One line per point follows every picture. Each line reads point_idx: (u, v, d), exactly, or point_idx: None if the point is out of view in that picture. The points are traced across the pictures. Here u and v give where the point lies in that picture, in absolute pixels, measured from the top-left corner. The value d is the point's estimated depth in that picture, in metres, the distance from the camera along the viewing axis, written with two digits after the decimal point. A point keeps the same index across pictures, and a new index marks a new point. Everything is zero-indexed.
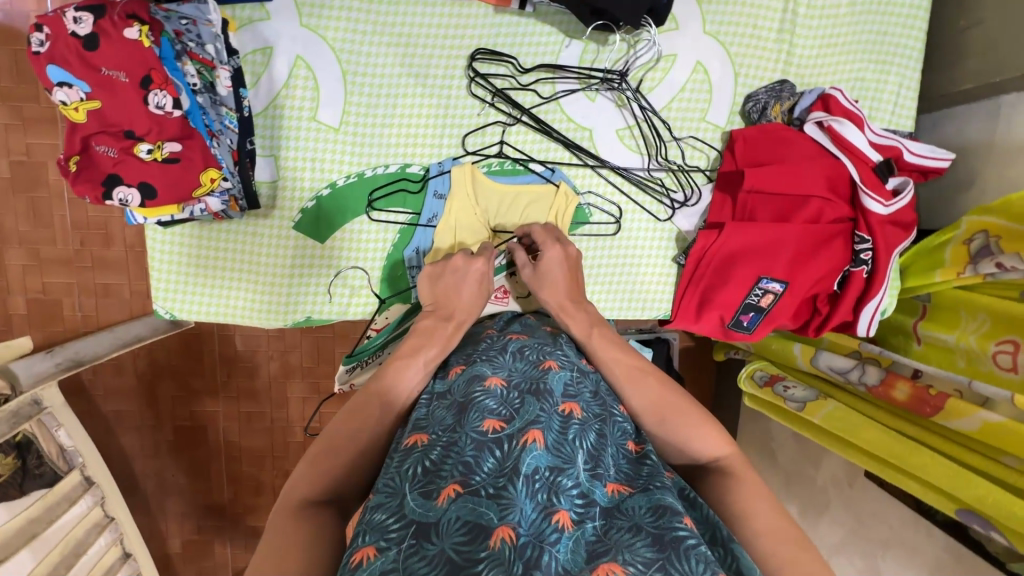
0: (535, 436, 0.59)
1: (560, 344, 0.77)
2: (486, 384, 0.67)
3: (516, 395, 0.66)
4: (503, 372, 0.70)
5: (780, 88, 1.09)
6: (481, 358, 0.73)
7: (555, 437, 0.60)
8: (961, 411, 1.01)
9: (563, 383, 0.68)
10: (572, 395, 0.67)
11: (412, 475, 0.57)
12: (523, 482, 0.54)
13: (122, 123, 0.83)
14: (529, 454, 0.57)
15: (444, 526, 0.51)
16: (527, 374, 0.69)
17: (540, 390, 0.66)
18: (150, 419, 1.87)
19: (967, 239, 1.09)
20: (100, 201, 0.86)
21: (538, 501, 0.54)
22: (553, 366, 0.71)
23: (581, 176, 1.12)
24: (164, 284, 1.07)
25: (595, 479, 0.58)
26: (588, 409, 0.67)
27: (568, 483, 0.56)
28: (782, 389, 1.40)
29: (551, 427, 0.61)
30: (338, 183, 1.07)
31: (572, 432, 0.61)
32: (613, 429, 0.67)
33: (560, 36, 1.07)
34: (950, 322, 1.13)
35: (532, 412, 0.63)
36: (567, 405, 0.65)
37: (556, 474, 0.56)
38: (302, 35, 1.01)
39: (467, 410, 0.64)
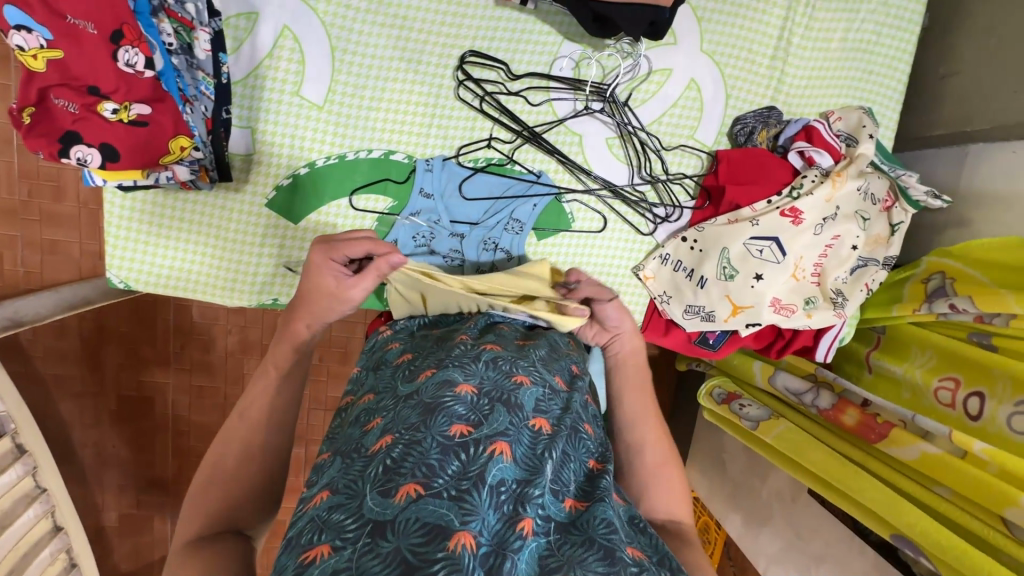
0: (503, 448, 0.59)
1: (533, 359, 0.77)
2: (456, 390, 0.65)
3: (485, 400, 0.65)
4: (475, 379, 0.68)
5: (768, 114, 1.11)
6: (453, 363, 0.70)
7: (523, 451, 0.61)
8: (903, 442, 1.06)
9: (535, 399, 0.69)
10: (543, 410, 0.69)
11: (373, 475, 0.56)
12: (488, 492, 0.55)
13: (86, 77, 0.77)
14: (495, 465, 0.57)
15: (402, 524, 0.50)
16: (499, 383, 0.68)
17: (512, 402, 0.65)
18: (93, 386, 1.77)
19: (925, 279, 1.14)
20: (56, 156, 0.81)
21: (504, 511, 0.54)
22: (526, 380, 0.71)
23: (568, 181, 1.11)
24: (120, 252, 1.01)
25: (555, 494, 0.59)
26: (558, 423, 0.68)
27: (534, 493, 0.56)
28: (737, 407, 1.44)
29: (519, 441, 0.62)
30: (317, 163, 1.03)
31: (539, 447, 0.63)
32: (578, 444, 0.68)
33: (559, 38, 1.06)
34: (901, 354, 1.18)
35: (500, 423, 0.62)
36: (538, 420, 0.66)
37: (524, 485, 0.57)
38: (291, 3, 0.96)
39: (434, 412, 0.62)
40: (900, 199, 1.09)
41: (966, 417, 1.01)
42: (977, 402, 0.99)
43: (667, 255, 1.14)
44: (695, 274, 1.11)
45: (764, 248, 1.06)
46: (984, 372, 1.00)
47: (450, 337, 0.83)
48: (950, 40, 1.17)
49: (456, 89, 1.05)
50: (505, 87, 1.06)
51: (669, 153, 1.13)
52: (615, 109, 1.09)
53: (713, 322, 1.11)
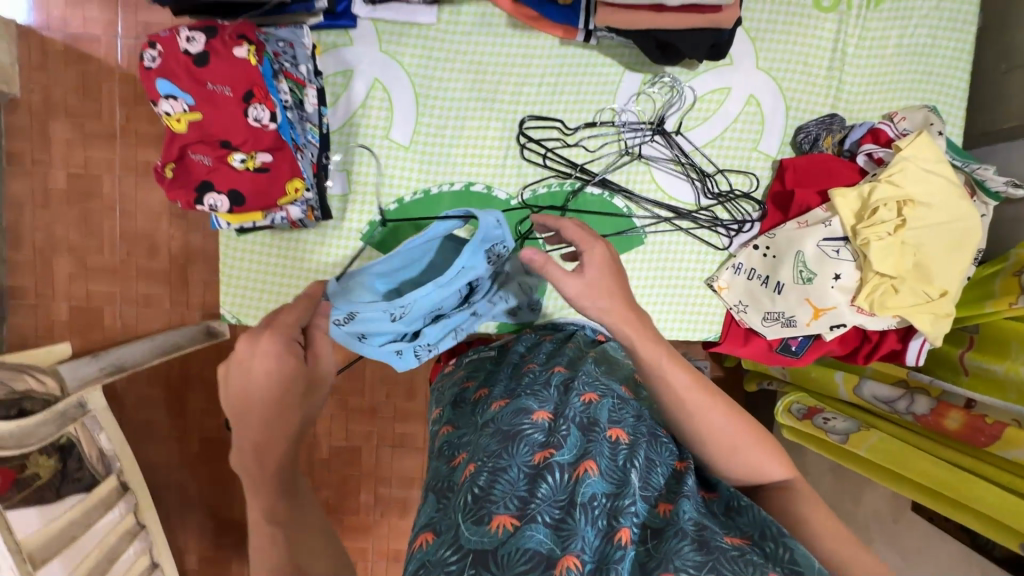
0: (589, 466, 0.61)
1: (596, 375, 0.80)
2: (533, 418, 0.67)
3: (563, 423, 0.67)
4: (549, 406, 0.71)
5: (831, 121, 1.14)
6: (526, 393, 0.73)
7: (607, 462, 0.64)
8: (1019, 441, 1.02)
9: (606, 411, 0.71)
10: (617, 421, 0.71)
11: (464, 505, 0.59)
12: (581, 511, 0.57)
13: (220, 133, 0.89)
14: (584, 483, 0.59)
15: (509, 554, 0.52)
16: (569, 406, 0.70)
17: (585, 424, 0.68)
18: (179, 431, 1.88)
19: (1018, 271, 1.11)
20: (191, 204, 0.93)
21: (599, 527, 0.57)
22: (593, 397, 0.73)
23: (634, 205, 1.16)
24: (233, 289, 1.11)
25: (647, 500, 0.61)
26: (634, 432, 0.71)
27: (628, 506, 0.58)
28: (822, 421, 1.43)
29: (600, 453, 0.64)
30: (405, 199, 1.12)
31: (620, 457, 0.65)
32: (660, 448, 0.71)
33: (620, 68, 1.13)
34: (1000, 352, 1.14)
35: (579, 444, 0.65)
36: (615, 431, 0.69)
37: (614, 500, 0.59)
38: (381, 59, 1.09)
39: (515, 440, 0.64)
40: (979, 192, 1.10)
41: None
42: None
43: (739, 264, 1.16)
44: (770, 280, 1.11)
45: (840, 248, 1.04)
46: None
47: (519, 367, 0.87)
48: (1007, 37, 1.18)
49: (521, 127, 1.13)
50: (563, 124, 1.13)
51: (731, 174, 1.16)
52: (668, 139, 1.14)
53: (795, 327, 1.10)
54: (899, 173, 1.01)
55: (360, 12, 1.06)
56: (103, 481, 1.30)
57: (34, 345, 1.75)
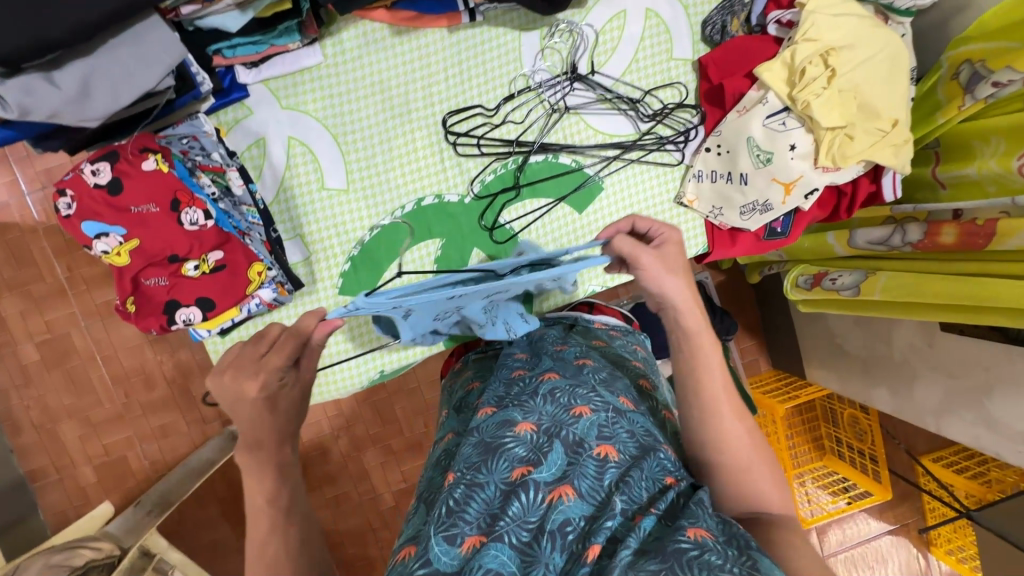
0: (565, 490, 0.61)
1: (593, 383, 0.76)
2: (516, 431, 0.68)
3: (546, 438, 0.67)
4: (534, 416, 0.71)
5: (731, 3, 1.12)
6: (513, 403, 0.73)
7: (590, 483, 0.62)
8: (1013, 230, 1.04)
9: (597, 426, 0.68)
10: (609, 435, 0.68)
11: (437, 517, 0.60)
12: (548, 537, 0.57)
13: (163, 250, 0.87)
14: (558, 507, 0.60)
15: (471, 572, 0.54)
16: (558, 419, 0.69)
17: (570, 441, 0.66)
18: (246, 537, 1.89)
19: (954, 74, 1.12)
20: (167, 327, 0.91)
21: (568, 550, 0.57)
22: (585, 409, 0.70)
23: (581, 156, 1.15)
24: None
25: (627, 514, 0.60)
26: (626, 450, 0.67)
27: (602, 523, 0.58)
28: (830, 283, 1.46)
29: (583, 474, 0.63)
30: (365, 239, 1.11)
31: (607, 476, 0.63)
32: (652, 463, 0.66)
33: (515, 33, 1.11)
34: (966, 156, 1.16)
35: (561, 463, 0.64)
36: (603, 447, 0.66)
37: (592, 522, 0.59)
38: (287, 116, 1.06)
39: (495, 455, 0.66)
40: (891, 15, 1.12)
41: None
42: None
43: (699, 172, 1.17)
44: (734, 175, 1.12)
45: (785, 119, 1.05)
46: None
47: (507, 366, 0.87)
48: None
49: (444, 127, 1.11)
50: (483, 107, 1.12)
51: (659, 91, 1.16)
52: (586, 82, 1.14)
53: (773, 210, 1.12)
54: (813, 28, 1.01)
55: (247, 79, 1.03)
56: None
57: (77, 516, 1.74)
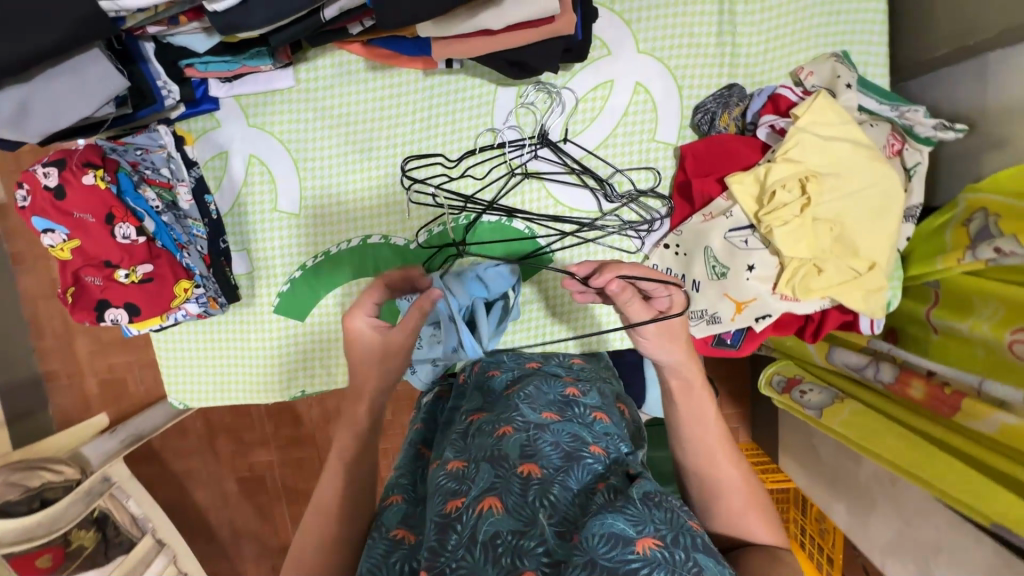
0: (491, 503, 0.58)
1: (516, 401, 0.74)
2: (448, 469, 0.67)
3: (474, 467, 0.65)
4: (464, 454, 0.69)
5: (729, 94, 1.03)
6: (448, 446, 0.73)
7: (515, 499, 0.59)
8: (978, 414, 0.94)
9: (519, 444, 0.66)
10: (532, 453, 0.65)
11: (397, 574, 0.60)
12: (483, 551, 0.54)
13: (99, 255, 0.93)
14: (486, 522, 0.56)
15: None
16: (483, 446, 0.67)
17: (496, 456, 0.64)
18: (216, 474, 2.04)
19: (967, 220, 0.99)
20: (96, 322, 0.98)
21: (502, 566, 0.52)
22: (507, 429, 0.68)
23: (535, 225, 1.11)
24: (174, 378, 1.19)
25: (562, 536, 0.56)
26: (549, 463, 0.63)
27: (532, 544, 0.53)
28: (799, 394, 1.33)
29: (509, 489, 0.60)
30: (307, 264, 1.13)
31: (531, 492, 0.59)
32: (580, 473, 0.63)
33: (492, 86, 1.07)
34: (962, 309, 1.02)
35: (487, 480, 0.62)
36: (526, 465, 0.63)
37: (520, 536, 0.55)
38: (251, 134, 1.09)
39: (433, 497, 0.63)
40: (908, 139, 0.98)
41: None
42: None
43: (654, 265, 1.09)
44: (686, 279, 1.05)
45: (748, 237, 0.98)
46: None
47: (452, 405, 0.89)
48: None
49: (403, 170, 1.10)
50: (445, 157, 1.09)
51: (632, 172, 1.09)
52: (555, 150, 1.08)
53: (720, 324, 1.03)
54: (797, 146, 0.92)
55: (219, 93, 1.06)
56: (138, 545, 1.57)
57: (77, 421, 1.89)
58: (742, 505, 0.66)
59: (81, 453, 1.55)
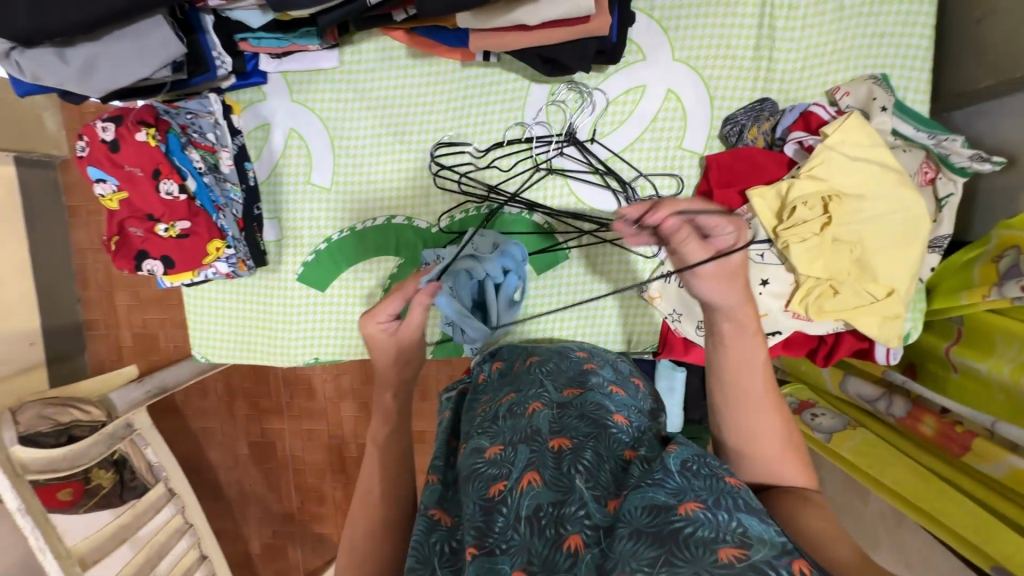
0: (532, 477, 0.62)
1: (541, 382, 0.81)
2: (486, 454, 0.69)
3: (512, 450, 0.67)
4: (500, 439, 0.71)
5: (760, 108, 1.03)
6: (479, 432, 0.74)
7: (554, 472, 0.63)
8: (989, 455, 0.91)
9: (548, 422, 0.71)
10: (560, 430, 0.69)
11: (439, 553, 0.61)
12: (528, 523, 0.57)
13: (144, 208, 0.99)
14: (528, 495, 0.60)
15: None
16: (516, 428, 0.71)
17: (530, 433, 0.69)
18: (231, 434, 2.12)
19: (997, 256, 0.96)
20: (134, 271, 1.04)
21: (547, 536, 0.56)
22: (537, 407, 0.74)
23: (554, 221, 1.13)
24: (200, 333, 1.26)
25: (599, 500, 0.59)
26: (578, 434, 0.68)
27: (576, 513, 0.57)
28: (810, 417, 1.29)
29: (546, 463, 0.64)
30: (333, 238, 1.18)
31: (565, 464, 0.63)
32: (609, 441, 0.67)
33: (525, 82, 1.10)
34: (985, 347, 0.97)
35: (524, 456, 0.66)
36: (557, 441, 0.67)
37: (560, 507, 0.58)
38: (293, 109, 1.15)
39: (474, 479, 0.65)
40: (942, 168, 0.96)
41: None
42: None
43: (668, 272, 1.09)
44: None
45: (765, 251, 0.97)
46: None
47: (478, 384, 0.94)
48: None
49: (432, 156, 1.13)
50: (473, 147, 1.12)
51: (656, 177, 1.10)
52: (581, 148, 1.10)
53: None
54: (820, 164, 0.91)
55: (268, 68, 1.13)
56: (152, 489, 1.58)
57: (111, 369, 1.99)
58: (780, 452, 0.66)
59: (109, 397, 1.60)
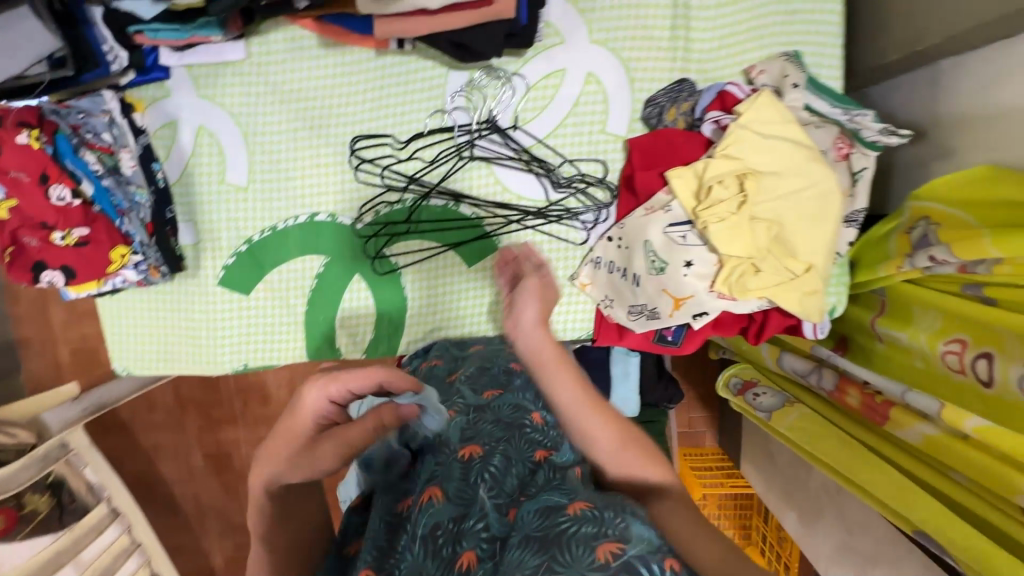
0: (434, 492, 0.59)
1: (462, 389, 0.79)
2: (398, 466, 0.65)
3: (422, 462, 0.65)
4: (413, 447, 0.69)
5: (679, 89, 1.03)
6: (394, 441, 0.72)
7: (458, 484, 0.59)
8: (904, 422, 0.91)
9: (460, 430, 0.68)
10: (472, 438, 0.67)
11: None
12: (423, 544, 0.54)
13: (36, 216, 0.93)
14: (428, 511, 0.56)
15: None
16: (428, 437, 0.68)
17: (439, 442, 0.67)
18: (182, 448, 2.03)
19: (910, 227, 0.97)
20: (32, 284, 0.98)
21: (443, 556, 0.53)
22: (451, 416, 0.72)
23: (482, 211, 1.11)
24: (119, 346, 1.20)
25: (500, 508, 0.56)
26: (488, 442, 0.66)
27: (473, 526, 0.54)
28: (752, 397, 1.31)
29: (450, 477, 0.61)
30: (253, 239, 1.13)
31: (472, 474, 0.61)
32: (520, 446, 0.65)
33: (443, 69, 1.07)
34: (905, 319, 0.98)
35: (430, 469, 0.63)
36: (467, 449, 0.65)
37: (460, 521, 0.55)
38: (201, 105, 1.09)
39: (381, 497, 0.62)
40: (854, 143, 0.97)
41: (979, 384, 0.81)
42: (987, 364, 0.80)
43: (598, 258, 1.09)
44: (628, 273, 1.03)
45: (686, 233, 0.96)
46: (991, 331, 0.81)
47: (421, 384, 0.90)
48: None
49: (352, 149, 1.09)
50: (394, 138, 1.09)
51: (581, 162, 1.08)
52: (504, 135, 1.07)
53: (658, 320, 1.01)
54: (736, 144, 0.92)
55: (169, 61, 1.06)
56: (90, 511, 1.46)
57: (48, 387, 1.89)
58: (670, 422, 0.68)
59: (41, 417, 1.44)
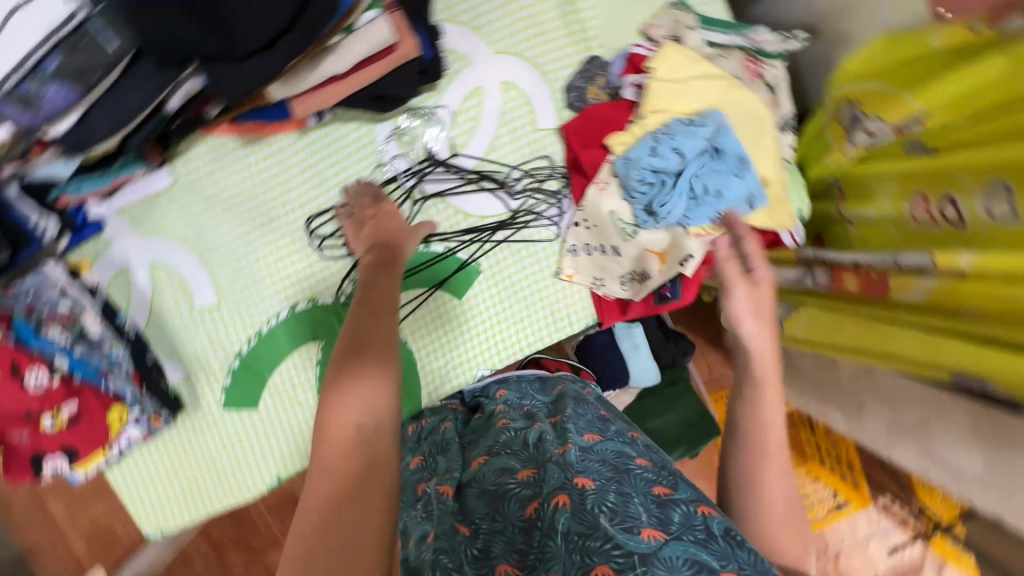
0: (563, 499, 0.66)
1: (576, 417, 0.85)
2: (517, 477, 0.77)
3: (541, 473, 0.74)
4: (526, 463, 0.79)
5: (590, 66, 1.09)
6: (505, 451, 0.83)
7: (585, 500, 0.65)
8: (903, 285, 0.95)
9: (577, 455, 0.74)
10: (586, 467, 0.72)
11: (468, 555, 0.69)
12: (561, 539, 0.62)
13: (17, 410, 0.91)
14: (561, 515, 0.64)
15: None
16: (544, 452, 0.77)
17: (561, 462, 0.73)
18: None
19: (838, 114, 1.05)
20: (35, 478, 0.96)
21: (577, 559, 0.59)
22: (569, 445, 0.77)
23: (453, 241, 1.11)
24: (142, 509, 1.14)
25: (626, 529, 0.61)
26: (601, 475, 0.70)
27: (608, 544, 0.59)
28: None
29: (579, 492, 0.66)
30: (243, 351, 1.10)
31: (589, 501, 0.65)
32: (634, 481, 0.70)
33: (367, 126, 1.08)
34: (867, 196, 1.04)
35: (555, 479, 0.70)
36: (582, 478, 0.69)
37: (586, 536, 0.61)
38: (145, 243, 1.07)
39: (504, 497, 0.74)
40: (761, 59, 1.04)
41: (953, 225, 0.85)
42: (953, 208, 0.85)
43: (574, 246, 1.10)
44: (607, 247, 1.07)
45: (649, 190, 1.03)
46: (943, 175, 0.86)
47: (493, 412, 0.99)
48: None
49: (308, 231, 1.09)
50: None
51: (527, 164, 1.11)
52: (447, 166, 1.09)
53: (651, 279, 1.05)
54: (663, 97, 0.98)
55: (99, 213, 1.04)
56: None
57: None
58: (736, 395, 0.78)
59: None
